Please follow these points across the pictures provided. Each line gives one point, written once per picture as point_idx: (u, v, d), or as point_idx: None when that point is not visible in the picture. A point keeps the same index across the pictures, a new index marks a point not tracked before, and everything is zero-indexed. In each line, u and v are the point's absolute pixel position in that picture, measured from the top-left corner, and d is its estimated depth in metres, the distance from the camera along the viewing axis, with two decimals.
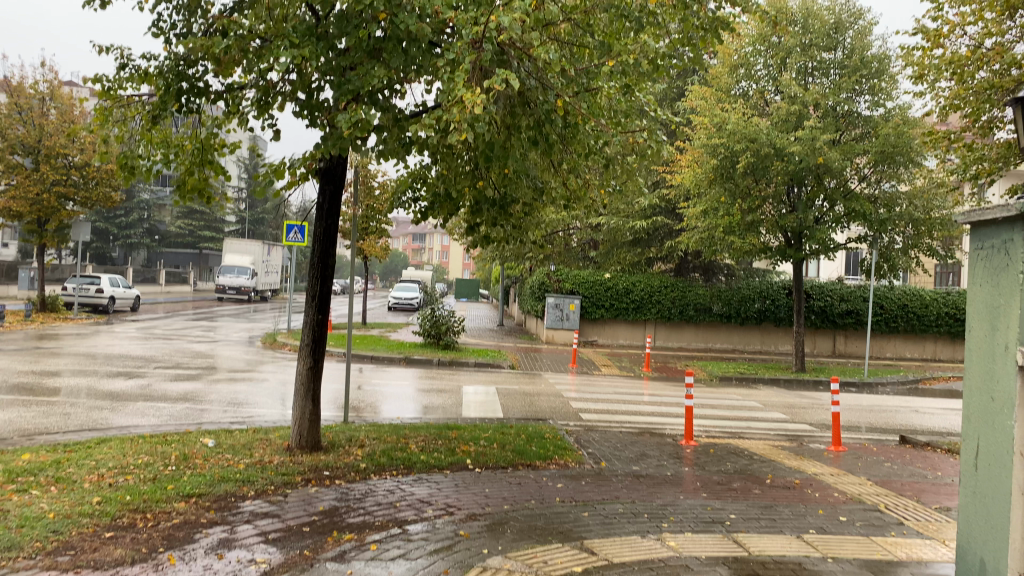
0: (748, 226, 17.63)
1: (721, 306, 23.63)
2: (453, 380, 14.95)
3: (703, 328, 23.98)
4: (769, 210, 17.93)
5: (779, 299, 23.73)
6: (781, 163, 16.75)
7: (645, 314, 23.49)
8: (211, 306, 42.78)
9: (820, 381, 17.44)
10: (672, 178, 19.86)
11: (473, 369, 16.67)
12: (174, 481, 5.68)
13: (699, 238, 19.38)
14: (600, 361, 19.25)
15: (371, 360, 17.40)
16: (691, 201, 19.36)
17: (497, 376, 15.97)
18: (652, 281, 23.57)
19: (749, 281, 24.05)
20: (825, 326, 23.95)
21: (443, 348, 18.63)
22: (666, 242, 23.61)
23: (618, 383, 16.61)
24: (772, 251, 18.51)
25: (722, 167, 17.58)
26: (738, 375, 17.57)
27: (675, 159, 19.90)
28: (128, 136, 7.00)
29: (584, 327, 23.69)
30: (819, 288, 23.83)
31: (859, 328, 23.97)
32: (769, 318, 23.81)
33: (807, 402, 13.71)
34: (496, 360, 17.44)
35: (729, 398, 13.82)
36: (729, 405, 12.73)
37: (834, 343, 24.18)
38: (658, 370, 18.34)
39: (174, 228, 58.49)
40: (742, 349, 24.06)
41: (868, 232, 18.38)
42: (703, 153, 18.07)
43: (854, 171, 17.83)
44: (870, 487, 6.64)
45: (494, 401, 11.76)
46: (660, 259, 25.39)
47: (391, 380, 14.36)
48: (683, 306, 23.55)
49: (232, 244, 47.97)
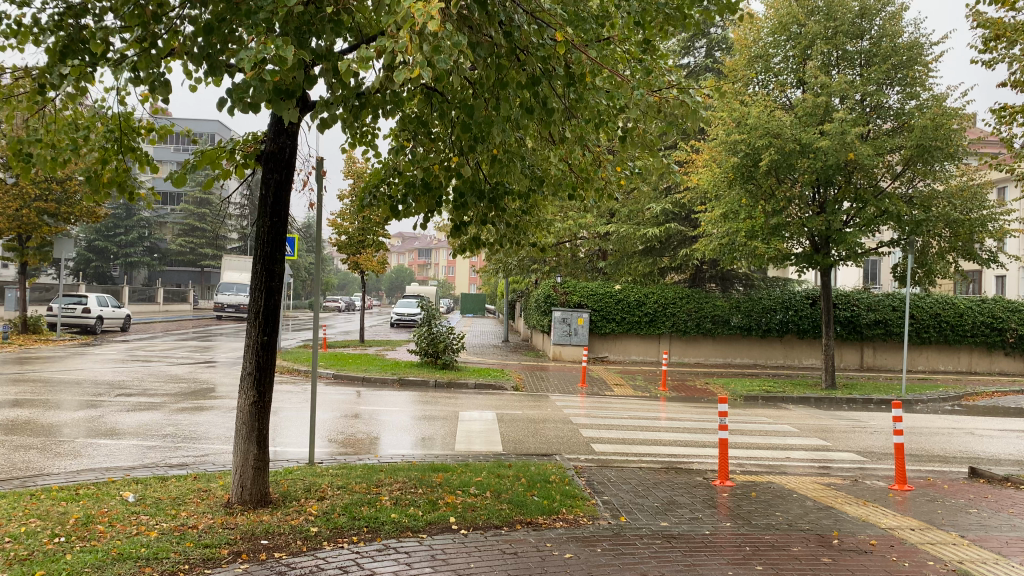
0: (772, 230, 16.15)
1: (740, 318, 22.11)
2: (452, 405, 13.49)
3: (722, 341, 22.48)
4: (794, 212, 16.45)
5: (802, 309, 22.21)
6: (807, 161, 15.32)
7: (660, 328, 22.03)
8: (210, 325, 41.51)
9: (854, 399, 15.88)
10: (687, 180, 18.42)
11: (474, 391, 15.20)
12: (51, 564, 4.24)
13: (716, 246, 17.92)
14: (612, 379, 17.75)
15: (363, 382, 15.96)
16: (708, 205, 17.89)
17: (499, 399, 14.50)
18: (666, 292, 22.10)
19: (769, 291, 22.55)
20: (852, 337, 22.41)
21: (442, 368, 17.17)
22: (680, 251, 22.17)
23: (632, 404, 15.10)
24: (797, 257, 17.02)
25: (743, 166, 16.12)
26: (764, 393, 16.03)
27: (689, 160, 18.49)
28: (26, 117, 5.61)
29: (594, 342, 22.21)
30: (844, 297, 22.35)
31: (888, 339, 22.43)
32: (792, 330, 22.28)
33: (847, 424, 12.19)
34: (500, 381, 15.97)
35: (761, 421, 12.31)
36: (762, 431, 11.22)
37: (862, 356, 22.63)
38: (675, 389, 16.81)
39: (174, 246, 57.35)
40: (763, 364, 22.51)
41: (900, 235, 16.92)
42: (722, 152, 16.61)
43: (887, 168, 16.47)
44: (969, 549, 5.16)
45: (494, 431, 10.29)
46: (673, 268, 23.91)
47: (380, 406, 12.92)
48: (700, 319, 22.08)
49: (231, 262, 46.79)
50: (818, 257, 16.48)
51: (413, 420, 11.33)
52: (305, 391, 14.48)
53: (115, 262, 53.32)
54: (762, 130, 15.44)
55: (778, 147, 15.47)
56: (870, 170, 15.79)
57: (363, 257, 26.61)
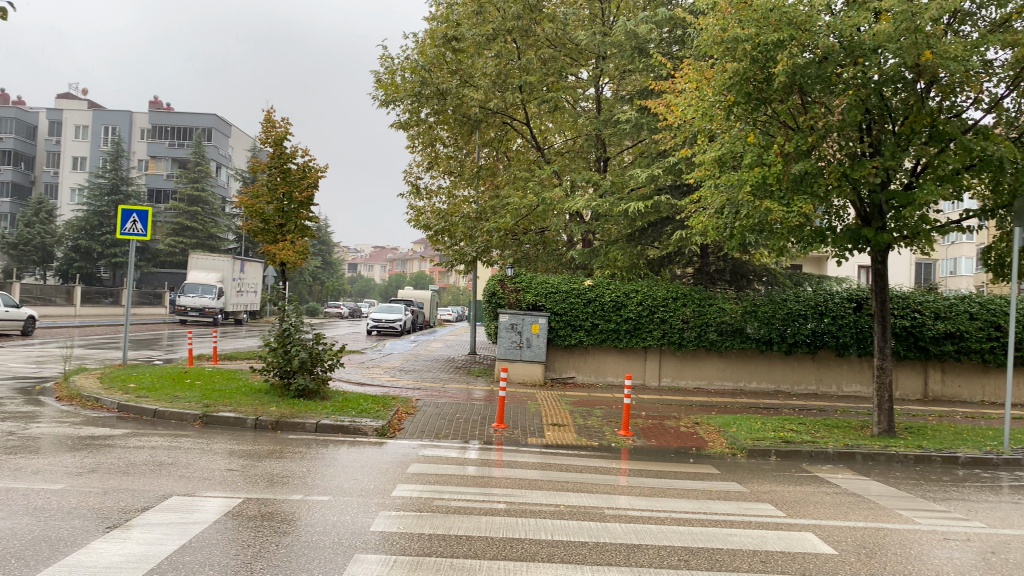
0: (795, 184, 10.14)
1: (757, 326, 16.11)
2: (221, 460, 7.70)
3: (730, 360, 16.54)
4: (832, 153, 10.39)
5: (841, 316, 16.09)
6: (855, 68, 9.32)
7: (645, 338, 16.17)
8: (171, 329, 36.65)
9: (929, 457, 9.87)
10: (669, 117, 12.59)
11: (312, 437, 9.47)
12: None
13: (711, 219, 11.98)
14: (550, 414, 11.87)
15: (149, 419, 10.14)
16: (698, 148, 11.91)
17: (333, 453, 8.73)
18: (655, 290, 16.21)
19: (796, 292, 16.51)
20: (911, 355, 16.35)
21: (294, 396, 11.51)
22: (675, 233, 16.22)
23: (564, 461, 9.22)
24: (837, 233, 10.76)
25: (748, 74, 10.03)
26: (781, 444, 10.05)
27: (672, 88, 12.68)
28: None
29: (555, 358, 16.45)
30: (902, 298, 16.28)
31: (963, 358, 16.29)
32: (828, 343, 16.22)
33: (934, 532, 6.20)
34: (361, 420, 10.17)
35: (763, 517, 6.40)
36: (759, 558, 5.25)
37: (925, 382, 16.57)
38: (644, 433, 10.88)
39: (163, 246, 54.38)
40: (788, 391, 16.49)
41: (994, 201, 10.88)
42: (718, 63, 10.61)
43: (979, 93, 10.48)
44: None
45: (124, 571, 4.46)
46: (669, 257, 17.89)
47: (68, 464, 7.18)
48: (701, 327, 16.13)
49: (199, 260, 42.53)
50: (871, 231, 10.23)
51: (38, 511, 5.56)
52: (7, 432, 8.78)
53: (100, 263, 51.88)
54: (776, 18, 9.54)
55: (805, 44, 9.51)
56: (956, 84, 9.83)
57: (279, 244, 21.04)
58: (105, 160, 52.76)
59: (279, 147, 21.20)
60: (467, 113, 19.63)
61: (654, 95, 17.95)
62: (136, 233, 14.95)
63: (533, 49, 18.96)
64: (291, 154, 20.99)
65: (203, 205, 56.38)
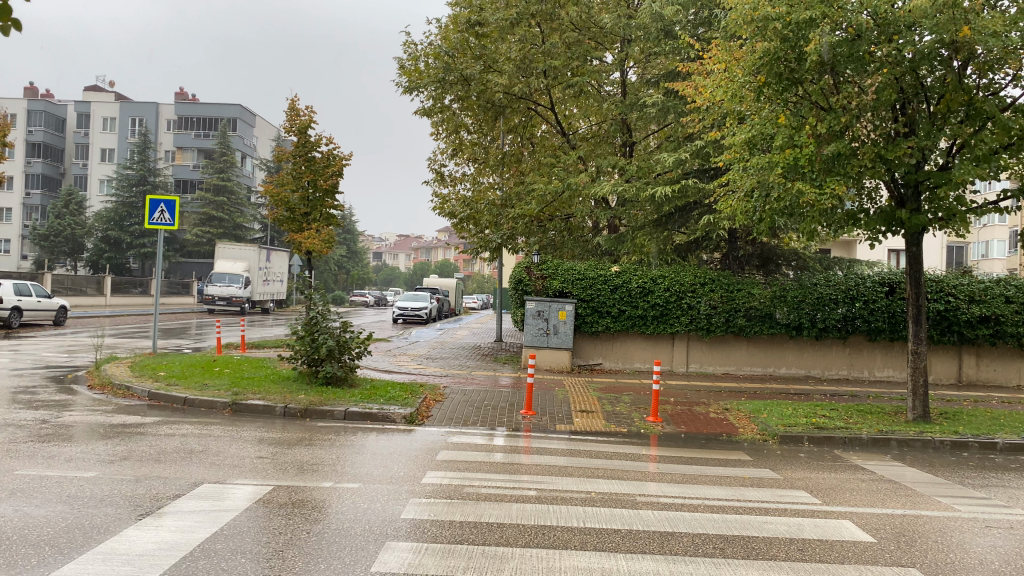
0: (827, 166, 9.95)
1: (786, 311, 15.90)
2: (251, 447, 7.73)
3: (759, 346, 16.35)
4: (865, 134, 10.17)
5: (873, 300, 15.82)
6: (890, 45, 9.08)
7: (673, 324, 16.03)
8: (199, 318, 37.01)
9: (966, 443, 9.68)
10: (696, 99, 12.42)
11: (340, 424, 9.47)
12: None
13: (740, 203, 11.81)
14: (578, 401, 11.80)
15: (179, 407, 10.21)
16: (727, 131, 11.71)
17: (362, 440, 8.73)
18: (683, 275, 16.04)
19: (826, 276, 16.26)
20: (945, 340, 16.06)
21: (321, 384, 11.53)
22: (703, 217, 16.03)
23: (593, 448, 9.14)
24: (870, 216, 10.52)
25: (777, 54, 9.82)
26: (813, 431, 9.91)
27: (700, 69, 12.48)
28: None
29: (581, 345, 16.37)
30: (936, 282, 15.97)
31: (998, 343, 15.98)
32: (860, 328, 15.96)
33: (974, 520, 6.06)
34: (389, 407, 10.16)
35: (798, 505, 6.28)
36: (796, 546, 5.14)
37: (960, 367, 16.27)
38: (673, 420, 10.77)
39: (190, 236, 54.90)
40: (818, 376, 16.28)
41: None
42: (748, 42, 10.41)
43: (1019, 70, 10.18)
44: None
45: (157, 559, 4.48)
46: (696, 243, 17.70)
47: (101, 451, 7.24)
48: (730, 312, 15.95)
49: (226, 250, 42.88)
50: (906, 213, 10.01)
51: (72, 499, 5.59)
52: (41, 420, 8.88)
53: (129, 253, 52.50)
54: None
55: (837, 22, 9.29)
56: (994, 61, 9.56)
57: (305, 232, 21.10)
58: (132, 151, 53.28)
59: (304, 136, 21.22)
60: (491, 100, 19.51)
61: (681, 77, 17.70)
62: (163, 223, 15.05)
63: (558, 33, 18.77)
64: (316, 143, 20.99)
65: (229, 195, 56.81)
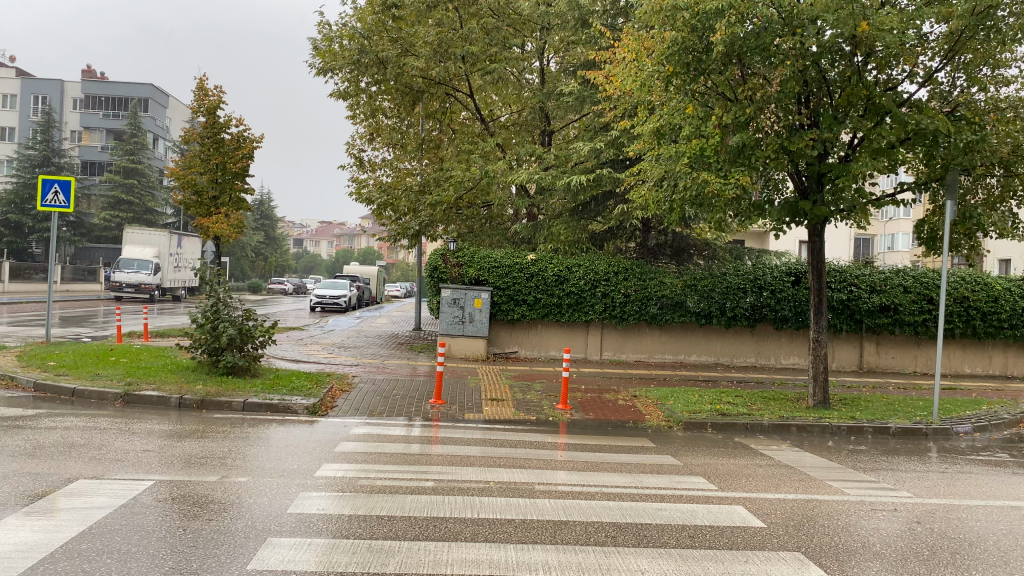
0: (733, 157, 10.09)
1: (697, 300, 16.17)
2: (139, 440, 7.35)
3: (671, 334, 16.59)
4: (769, 126, 10.34)
5: (780, 290, 16.24)
6: (793, 38, 9.22)
7: (587, 313, 16.11)
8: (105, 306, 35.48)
9: (861, 428, 9.99)
10: (608, 88, 12.45)
11: (239, 415, 9.14)
12: None
13: (651, 192, 11.90)
14: (489, 389, 11.72)
15: (67, 399, 9.68)
16: (638, 120, 11.78)
17: (261, 431, 8.43)
18: (597, 264, 16.11)
19: (736, 266, 16.59)
20: (847, 328, 16.61)
21: (222, 374, 11.11)
22: (618, 206, 16.12)
23: (500, 437, 9.07)
24: (775, 207, 10.69)
25: (686, 43, 9.87)
26: (717, 417, 10.06)
27: (612, 58, 12.50)
28: None
29: (497, 333, 16.30)
30: (839, 272, 16.49)
31: (896, 331, 16.61)
32: (767, 317, 16.36)
33: (861, 503, 6.22)
34: (291, 398, 9.85)
35: (694, 491, 6.32)
36: (686, 533, 5.15)
37: (860, 354, 16.85)
38: (582, 408, 10.79)
39: (97, 220, 52.60)
40: (727, 364, 16.62)
41: (927, 175, 10.98)
42: (657, 32, 10.46)
43: (914, 66, 10.49)
44: None
45: (13, 562, 4.15)
46: (612, 232, 17.82)
47: None
48: (643, 301, 16.12)
49: (135, 235, 41.25)
50: (808, 204, 10.22)
51: None
52: None
53: (30, 237, 49.99)
54: None
55: (742, 13, 9.37)
56: (891, 57, 9.82)
57: (213, 217, 20.37)
58: (33, 130, 50.63)
59: (213, 117, 20.45)
60: (408, 84, 19.18)
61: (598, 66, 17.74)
62: (56, 205, 14.25)
63: (475, 18, 18.55)
64: (226, 124, 20.27)
65: (140, 177, 54.64)
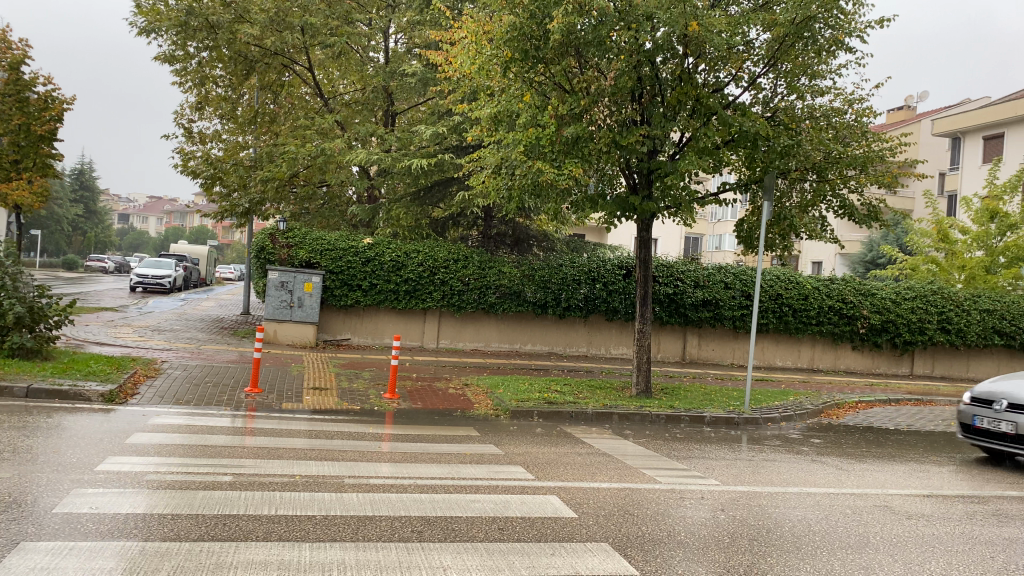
0: (567, 147, 10.11)
1: (533, 290, 16.25)
2: None
3: (506, 323, 16.60)
4: (603, 119, 10.44)
5: (612, 282, 16.63)
6: (627, 32, 9.31)
7: (422, 300, 15.83)
8: None
9: (679, 417, 10.30)
10: (447, 71, 12.20)
11: (21, 402, 8.17)
12: None
13: (487, 179, 11.77)
14: (314, 377, 11.20)
15: None
16: (476, 105, 11.62)
17: (45, 420, 7.56)
18: (434, 251, 15.84)
19: (571, 257, 16.82)
20: (673, 321, 17.26)
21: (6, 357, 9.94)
22: (457, 193, 15.91)
23: (319, 427, 8.63)
24: (606, 201, 10.78)
25: (524, 29, 9.80)
26: (544, 406, 10.07)
27: (453, 40, 12.25)
28: None
29: (328, 319, 15.69)
30: (667, 267, 17.08)
31: (717, 325, 17.44)
32: (599, 309, 16.71)
33: (673, 492, 6.31)
34: (85, 383, 8.94)
35: (511, 482, 6.19)
36: (496, 526, 4.99)
37: (684, 346, 17.56)
38: (409, 396, 10.50)
39: None
40: (559, 354, 16.83)
41: (747, 176, 11.47)
42: (496, 15, 10.31)
43: (739, 71, 10.90)
44: None
45: None
46: (451, 219, 17.59)
47: None
48: (478, 289, 16.02)
49: None
50: (637, 199, 10.38)
51: None
52: None
53: None
54: None
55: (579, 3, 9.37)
56: (718, 60, 10.15)
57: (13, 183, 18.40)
58: None
59: (16, 72, 18.45)
60: (241, 52, 18.10)
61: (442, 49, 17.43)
62: None
63: None
64: (31, 81, 18.35)
65: None
